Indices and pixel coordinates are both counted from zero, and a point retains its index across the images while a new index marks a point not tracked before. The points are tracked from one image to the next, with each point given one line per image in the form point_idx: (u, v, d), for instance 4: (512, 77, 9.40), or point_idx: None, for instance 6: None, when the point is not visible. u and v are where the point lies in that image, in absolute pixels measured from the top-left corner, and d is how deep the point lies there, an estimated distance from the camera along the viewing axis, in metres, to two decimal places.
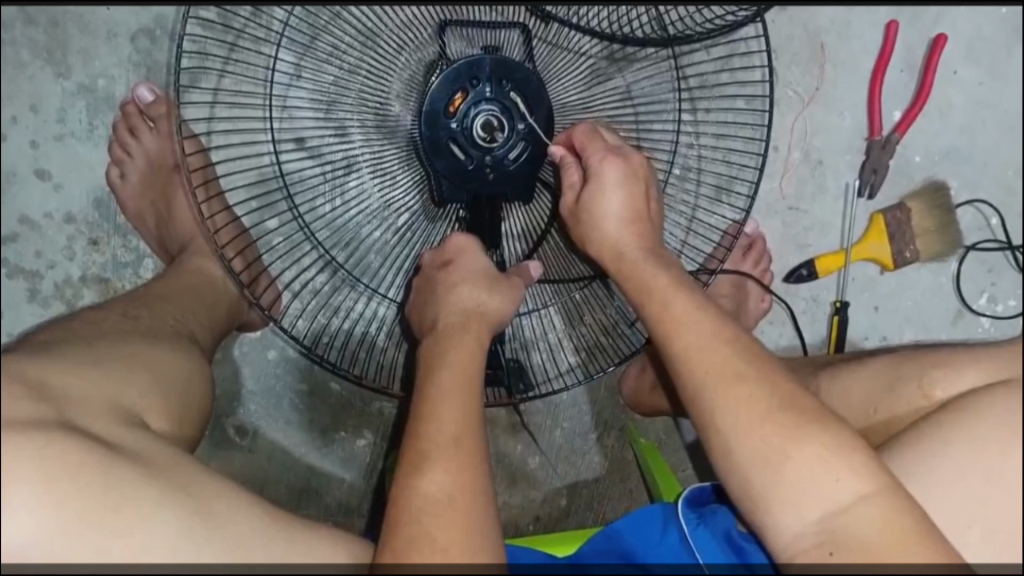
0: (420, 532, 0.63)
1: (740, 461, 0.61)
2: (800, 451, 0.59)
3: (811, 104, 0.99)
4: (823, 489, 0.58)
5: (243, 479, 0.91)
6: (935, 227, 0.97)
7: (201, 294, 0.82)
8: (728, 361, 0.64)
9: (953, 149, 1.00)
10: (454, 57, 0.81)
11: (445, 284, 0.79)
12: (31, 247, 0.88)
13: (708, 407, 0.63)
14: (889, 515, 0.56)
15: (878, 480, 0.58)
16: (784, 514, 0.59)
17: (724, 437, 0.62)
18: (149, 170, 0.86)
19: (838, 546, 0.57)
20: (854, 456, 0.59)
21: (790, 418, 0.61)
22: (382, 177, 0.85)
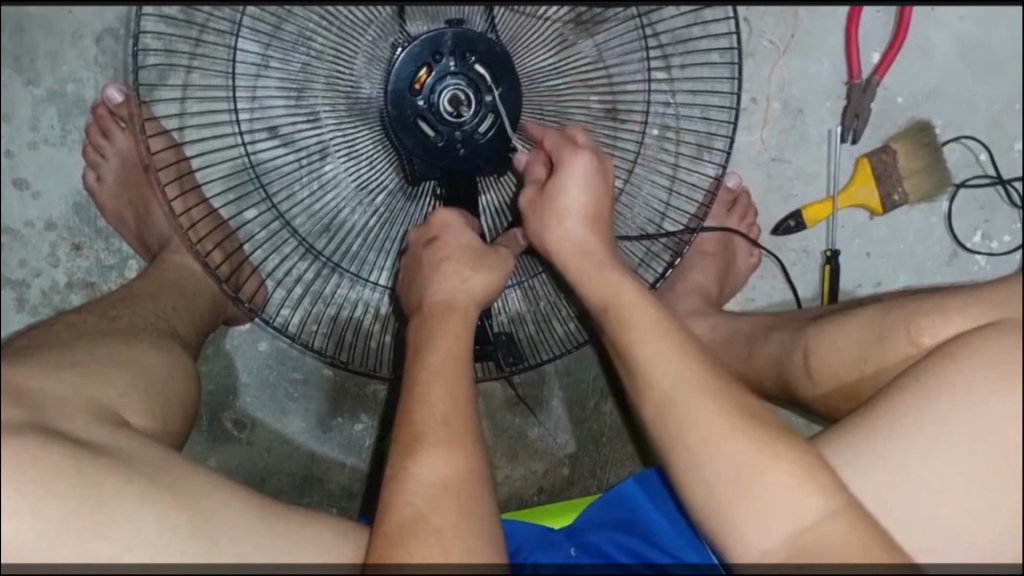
0: (413, 515, 0.63)
1: (706, 474, 0.61)
2: (764, 467, 0.59)
3: (787, 53, 0.97)
4: (787, 510, 0.58)
5: (245, 472, 0.92)
6: (922, 167, 0.95)
7: (182, 291, 0.82)
8: (691, 373, 0.64)
9: (937, 88, 0.99)
10: (415, 33, 0.81)
11: (433, 262, 0.77)
12: (16, 256, 0.88)
13: (672, 427, 0.63)
14: (853, 532, 0.57)
15: (841, 496, 0.58)
16: (749, 533, 0.60)
17: (683, 452, 0.62)
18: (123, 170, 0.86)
19: (804, 560, 0.57)
20: (820, 475, 0.59)
21: (747, 431, 0.61)
22: (358, 159, 0.85)
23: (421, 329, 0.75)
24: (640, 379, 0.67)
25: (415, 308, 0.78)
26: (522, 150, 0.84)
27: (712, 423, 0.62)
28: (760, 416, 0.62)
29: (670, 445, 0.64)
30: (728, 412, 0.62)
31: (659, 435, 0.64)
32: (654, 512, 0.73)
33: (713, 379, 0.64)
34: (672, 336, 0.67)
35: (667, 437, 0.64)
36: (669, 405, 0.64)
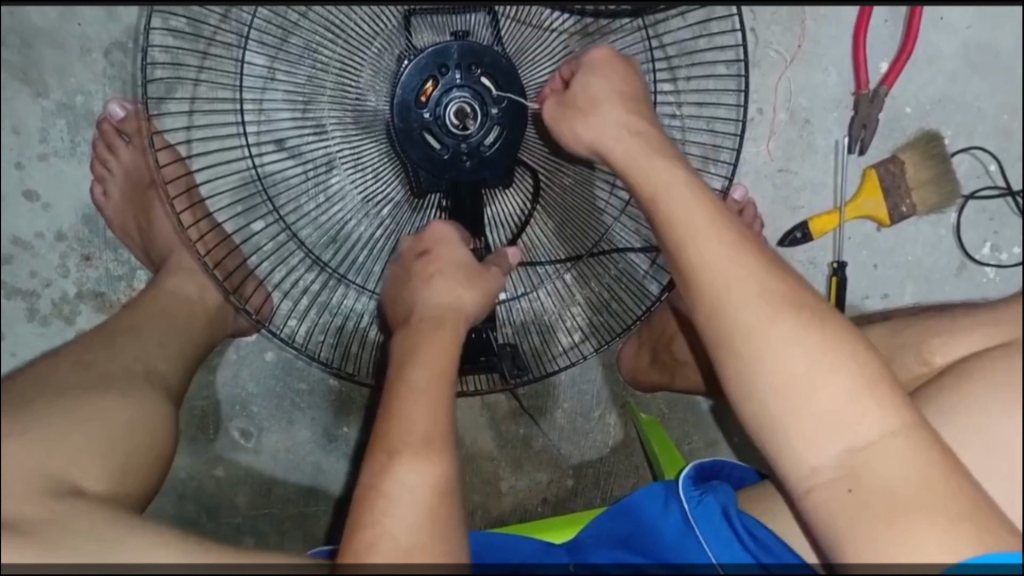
0: (379, 532, 0.65)
1: (759, 387, 0.57)
2: (822, 377, 0.55)
3: (794, 63, 0.97)
4: (843, 425, 0.55)
5: (251, 482, 0.93)
6: (930, 178, 0.94)
7: (173, 318, 0.83)
8: (746, 280, 0.60)
9: (945, 97, 0.98)
10: (421, 46, 0.81)
11: (425, 276, 0.77)
12: (27, 267, 0.89)
13: (732, 328, 0.59)
14: (915, 456, 0.53)
15: (905, 417, 0.54)
16: (802, 449, 0.56)
17: (741, 354, 0.59)
18: (129, 186, 0.87)
19: (855, 483, 0.54)
20: (883, 391, 0.55)
21: (810, 336, 0.57)
22: (363, 171, 0.86)
23: (406, 341, 0.74)
24: (695, 280, 0.62)
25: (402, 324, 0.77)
26: (529, 165, 0.85)
27: (772, 326, 0.58)
28: (823, 320, 0.58)
29: (726, 349, 0.60)
30: (791, 312, 0.58)
31: (716, 335, 0.60)
32: (657, 529, 0.73)
33: (775, 283, 0.60)
34: (732, 238, 0.62)
35: (720, 343, 0.60)
36: (720, 308, 0.60)
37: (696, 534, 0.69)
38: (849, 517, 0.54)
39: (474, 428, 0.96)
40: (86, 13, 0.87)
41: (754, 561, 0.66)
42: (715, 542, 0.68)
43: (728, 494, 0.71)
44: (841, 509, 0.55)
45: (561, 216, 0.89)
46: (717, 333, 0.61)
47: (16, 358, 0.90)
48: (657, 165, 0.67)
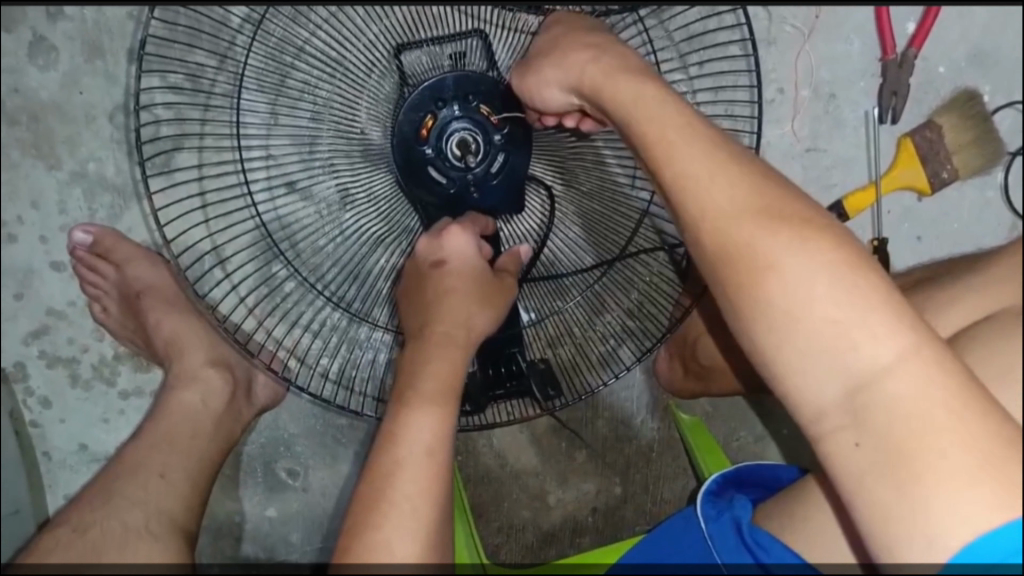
0: (381, 541, 0.66)
1: (747, 316, 0.54)
2: (814, 294, 0.51)
3: (812, 36, 0.91)
4: (838, 356, 0.50)
5: (304, 518, 0.95)
6: (970, 140, 0.87)
7: (176, 442, 0.78)
8: (732, 210, 0.56)
9: (980, 52, 0.91)
10: (416, 78, 0.81)
11: (436, 286, 0.76)
12: (64, 335, 0.91)
13: (723, 253, 0.56)
14: (922, 386, 0.47)
15: (912, 337, 0.48)
16: (805, 383, 0.52)
17: (735, 286, 0.55)
18: (121, 299, 0.87)
19: (862, 435, 0.49)
20: (885, 310, 0.50)
21: (801, 248, 0.53)
22: (374, 205, 0.85)
23: (416, 351, 0.74)
24: (687, 220, 0.59)
25: (414, 331, 0.76)
26: (539, 179, 0.85)
27: (762, 241, 0.54)
28: (814, 231, 0.54)
29: (722, 278, 0.56)
30: (781, 227, 0.55)
31: (713, 274, 0.57)
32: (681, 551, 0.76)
33: (765, 199, 0.56)
34: (721, 162, 0.58)
35: (718, 280, 0.57)
36: (709, 239, 0.57)
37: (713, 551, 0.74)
38: (857, 463, 0.49)
39: (518, 446, 0.95)
40: (87, 81, 0.88)
41: (750, 558, 0.71)
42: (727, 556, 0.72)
43: (746, 509, 0.74)
44: (847, 463, 0.50)
45: (580, 225, 0.86)
46: (713, 257, 0.57)
47: (66, 423, 0.92)
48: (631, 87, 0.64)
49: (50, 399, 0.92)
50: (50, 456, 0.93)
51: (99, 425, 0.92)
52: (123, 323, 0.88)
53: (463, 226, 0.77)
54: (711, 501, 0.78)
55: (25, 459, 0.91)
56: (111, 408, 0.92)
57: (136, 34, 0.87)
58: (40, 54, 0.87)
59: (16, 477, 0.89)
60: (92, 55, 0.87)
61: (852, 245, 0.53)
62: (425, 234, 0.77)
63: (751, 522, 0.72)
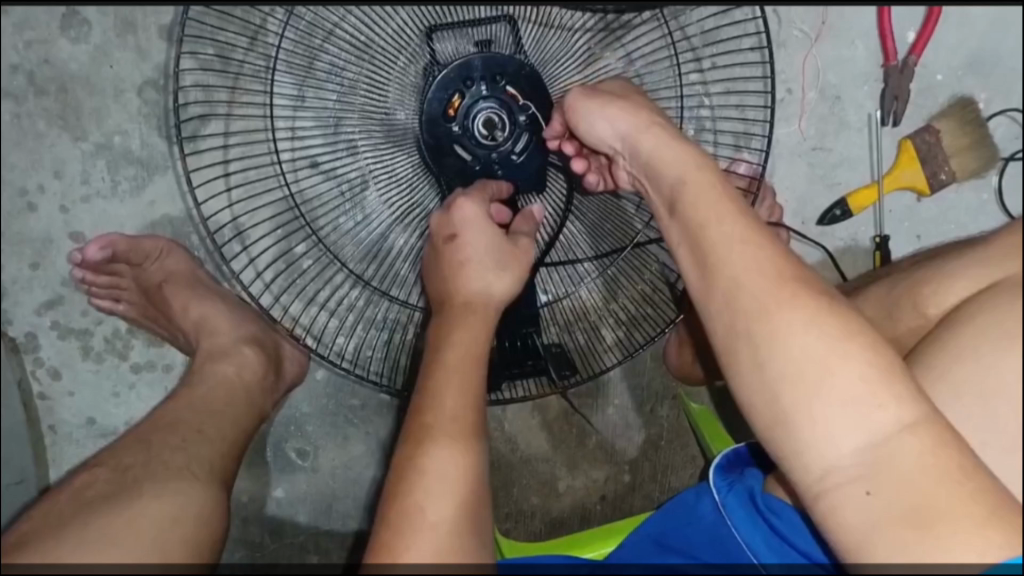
0: (411, 505, 0.67)
1: (769, 376, 0.55)
2: (837, 356, 0.53)
3: (820, 40, 0.96)
4: (859, 418, 0.52)
5: (313, 500, 0.94)
6: (969, 144, 0.92)
7: (212, 407, 0.80)
8: (753, 256, 0.59)
9: (978, 61, 0.96)
10: (446, 60, 0.83)
11: (456, 261, 0.77)
12: (77, 306, 0.90)
13: (744, 318, 0.57)
14: (935, 455, 0.50)
15: (925, 407, 0.51)
16: (818, 445, 0.53)
17: (756, 349, 0.56)
18: (143, 294, 0.87)
19: (874, 486, 0.51)
20: (904, 380, 0.52)
21: (823, 320, 0.55)
22: (397, 184, 0.86)
23: (441, 323, 0.76)
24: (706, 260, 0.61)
25: (439, 306, 0.78)
26: (559, 164, 0.86)
27: (786, 311, 0.56)
28: (831, 306, 0.56)
29: (743, 342, 0.57)
30: (807, 297, 0.56)
31: (726, 321, 0.58)
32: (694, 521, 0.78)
33: (791, 268, 0.58)
34: (747, 231, 0.60)
35: (726, 328, 0.58)
36: (726, 285, 0.59)
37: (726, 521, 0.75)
38: (865, 520, 0.51)
39: (528, 431, 0.96)
40: (118, 55, 0.89)
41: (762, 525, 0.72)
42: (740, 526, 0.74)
43: (758, 479, 0.75)
44: (858, 514, 0.52)
45: (598, 210, 0.88)
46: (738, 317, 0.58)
47: (75, 396, 0.92)
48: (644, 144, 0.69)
49: (60, 370, 0.91)
50: (56, 430, 0.92)
51: (108, 399, 0.92)
52: (140, 306, 0.88)
53: (474, 197, 0.77)
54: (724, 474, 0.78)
55: (31, 431, 0.90)
56: (121, 381, 0.92)
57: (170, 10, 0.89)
58: (72, 27, 0.88)
59: (22, 448, 0.88)
60: (124, 30, 0.89)
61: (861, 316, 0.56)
62: (438, 209, 0.78)
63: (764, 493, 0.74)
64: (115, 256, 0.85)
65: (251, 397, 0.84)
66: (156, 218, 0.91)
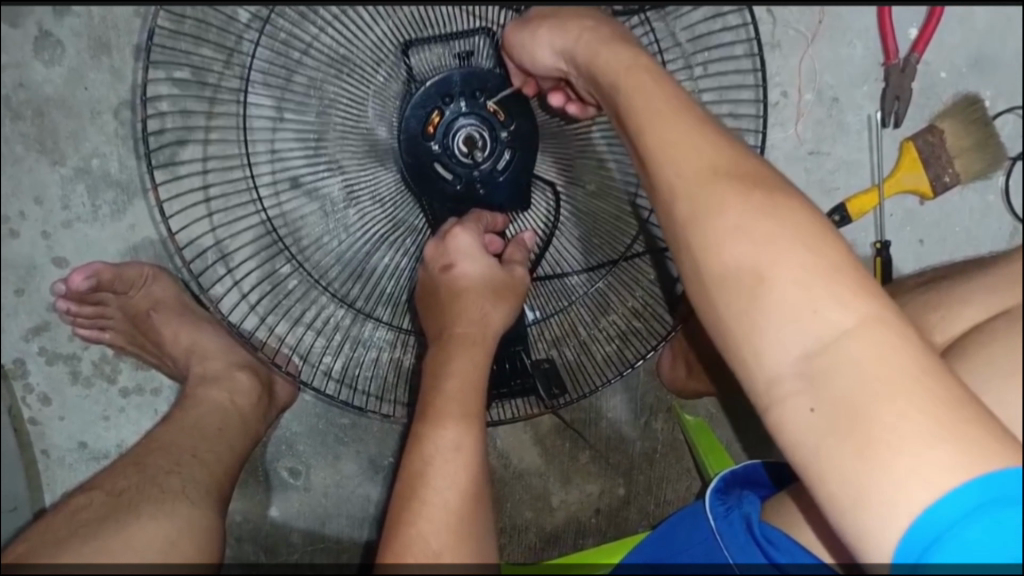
0: (416, 533, 0.66)
1: (710, 283, 0.51)
2: (772, 259, 0.49)
3: (816, 40, 0.92)
4: (800, 321, 0.47)
5: (306, 519, 0.94)
6: (973, 144, 0.87)
7: (204, 431, 0.80)
8: (697, 157, 0.54)
9: (984, 58, 0.92)
10: (423, 76, 0.81)
11: (454, 289, 0.75)
12: (64, 331, 0.90)
13: (687, 223, 0.53)
14: (882, 354, 0.45)
15: (872, 306, 0.47)
16: (763, 350, 0.49)
17: (698, 263, 0.52)
18: (129, 322, 0.87)
19: (818, 400, 0.46)
20: (846, 279, 0.48)
21: (769, 232, 0.50)
22: (380, 202, 0.83)
23: (438, 352, 0.73)
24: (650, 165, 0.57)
25: (436, 335, 0.75)
26: (546, 179, 0.85)
27: (729, 215, 0.51)
28: (773, 212, 0.51)
29: (690, 267, 0.53)
30: (751, 198, 0.52)
31: (672, 230, 0.55)
32: (691, 544, 0.76)
33: (738, 173, 0.53)
34: (694, 132, 0.55)
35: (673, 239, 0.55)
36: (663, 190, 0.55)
37: (722, 547, 0.73)
38: (809, 431, 0.46)
39: (521, 446, 0.95)
40: (92, 76, 0.87)
41: (762, 557, 0.70)
42: (737, 553, 0.71)
43: (755, 504, 0.74)
44: (802, 428, 0.46)
45: (585, 224, 0.86)
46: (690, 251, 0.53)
47: (66, 421, 0.92)
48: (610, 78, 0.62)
49: (51, 396, 0.91)
50: (49, 454, 0.92)
51: (98, 422, 0.92)
52: (127, 333, 0.88)
53: (469, 227, 0.76)
54: (720, 498, 0.77)
55: (23, 456, 0.90)
56: (111, 406, 0.92)
57: (143, 30, 0.87)
58: (46, 49, 0.87)
59: (14, 475, 0.88)
60: (98, 51, 0.87)
61: (820, 216, 0.51)
62: (431, 240, 0.76)
63: (760, 518, 0.72)
64: (100, 285, 0.84)
65: (237, 418, 0.83)
66: (138, 241, 0.90)
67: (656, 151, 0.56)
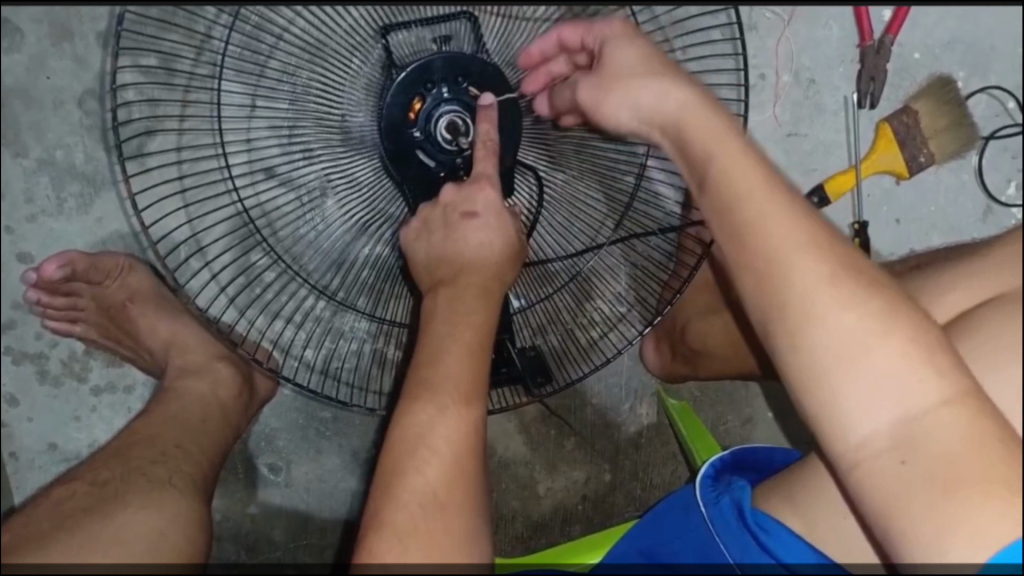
0: None
1: (809, 345, 0.50)
2: (882, 335, 0.48)
3: (793, 21, 0.92)
4: (901, 392, 0.48)
5: (288, 516, 0.92)
6: (947, 125, 0.89)
7: (188, 424, 0.77)
8: (780, 207, 0.52)
9: (957, 39, 0.93)
10: (403, 61, 0.78)
11: (453, 259, 0.70)
12: (31, 330, 0.87)
13: (774, 262, 0.52)
14: (974, 425, 0.47)
15: (959, 381, 0.48)
16: (855, 411, 0.49)
17: (787, 313, 0.51)
18: (103, 312, 0.84)
19: (910, 454, 0.47)
20: (941, 348, 0.48)
21: (869, 304, 0.49)
22: (359, 191, 0.80)
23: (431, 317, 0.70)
24: (731, 207, 0.54)
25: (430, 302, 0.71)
26: (528, 163, 0.82)
27: (821, 274, 0.50)
28: (872, 278, 0.51)
29: (774, 312, 0.52)
30: (834, 256, 0.51)
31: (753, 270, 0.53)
32: (682, 532, 0.77)
33: (818, 228, 0.52)
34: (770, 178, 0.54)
35: (757, 287, 0.53)
36: (743, 235, 0.53)
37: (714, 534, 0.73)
38: (897, 487, 0.48)
39: (506, 435, 0.94)
40: (54, 65, 0.84)
41: (754, 540, 0.70)
42: (729, 540, 0.72)
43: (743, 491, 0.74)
44: (891, 484, 0.48)
45: (570, 211, 0.85)
46: (760, 275, 0.52)
47: (35, 422, 0.89)
48: (642, 93, 0.60)
49: (18, 397, 0.88)
50: (18, 457, 0.89)
51: (70, 422, 0.89)
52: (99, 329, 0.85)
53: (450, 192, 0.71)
54: (710, 485, 0.77)
55: None
56: (82, 405, 0.89)
57: (108, 17, 0.84)
58: (4, 36, 0.83)
59: None
60: (60, 37, 0.84)
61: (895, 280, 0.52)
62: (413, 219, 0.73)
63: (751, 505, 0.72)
64: (74, 275, 0.82)
65: (219, 412, 0.80)
66: (107, 235, 0.87)
67: (734, 196, 0.54)
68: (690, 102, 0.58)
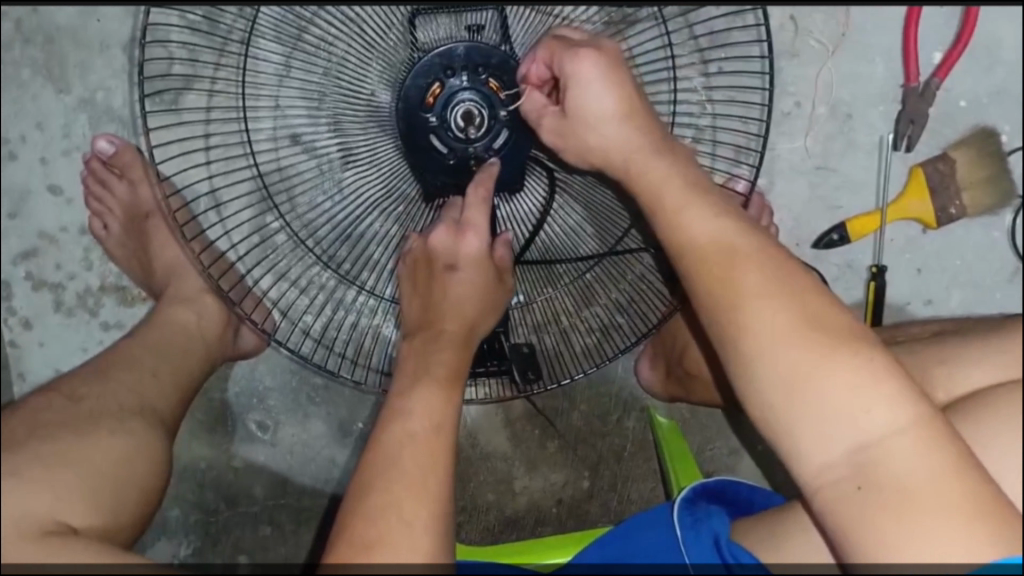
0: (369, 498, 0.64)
1: (762, 381, 0.55)
2: (824, 370, 0.53)
3: (837, 54, 0.90)
4: (851, 422, 0.52)
5: (269, 473, 0.95)
6: (985, 179, 0.86)
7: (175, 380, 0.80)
8: (733, 252, 0.59)
9: (1006, 90, 0.90)
10: (429, 45, 0.78)
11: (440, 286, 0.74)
12: (52, 260, 0.91)
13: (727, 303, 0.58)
14: (926, 450, 0.51)
15: (916, 409, 0.51)
16: (808, 443, 0.54)
17: (739, 349, 0.57)
18: (127, 224, 0.87)
19: (866, 480, 0.52)
20: (891, 379, 0.52)
21: (817, 340, 0.54)
22: (374, 169, 0.81)
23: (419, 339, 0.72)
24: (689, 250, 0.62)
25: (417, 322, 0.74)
26: (544, 165, 0.82)
27: (768, 312, 0.56)
28: (826, 315, 0.56)
29: (730, 347, 0.58)
30: (784, 294, 0.57)
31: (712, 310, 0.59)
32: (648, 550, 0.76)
33: (772, 269, 0.58)
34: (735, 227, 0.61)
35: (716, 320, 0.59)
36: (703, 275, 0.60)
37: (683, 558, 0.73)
38: (856, 510, 0.52)
39: (490, 428, 0.95)
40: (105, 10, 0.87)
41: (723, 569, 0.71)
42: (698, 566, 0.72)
43: (724, 525, 0.74)
44: (850, 509, 0.52)
45: (580, 216, 0.85)
46: (726, 322, 0.58)
47: (45, 347, 0.93)
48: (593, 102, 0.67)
49: (32, 321, 0.92)
50: (25, 378, 0.93)
51: (76, 352, 0.92)
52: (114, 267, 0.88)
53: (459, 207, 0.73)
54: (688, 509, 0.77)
55: None
56: (90, 338, 0.93)
57: None
58: None
59: None
60: None
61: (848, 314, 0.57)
62: None
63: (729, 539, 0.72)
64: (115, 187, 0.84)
65: None
66: None
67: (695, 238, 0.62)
68: (675, 165, 0.66)
